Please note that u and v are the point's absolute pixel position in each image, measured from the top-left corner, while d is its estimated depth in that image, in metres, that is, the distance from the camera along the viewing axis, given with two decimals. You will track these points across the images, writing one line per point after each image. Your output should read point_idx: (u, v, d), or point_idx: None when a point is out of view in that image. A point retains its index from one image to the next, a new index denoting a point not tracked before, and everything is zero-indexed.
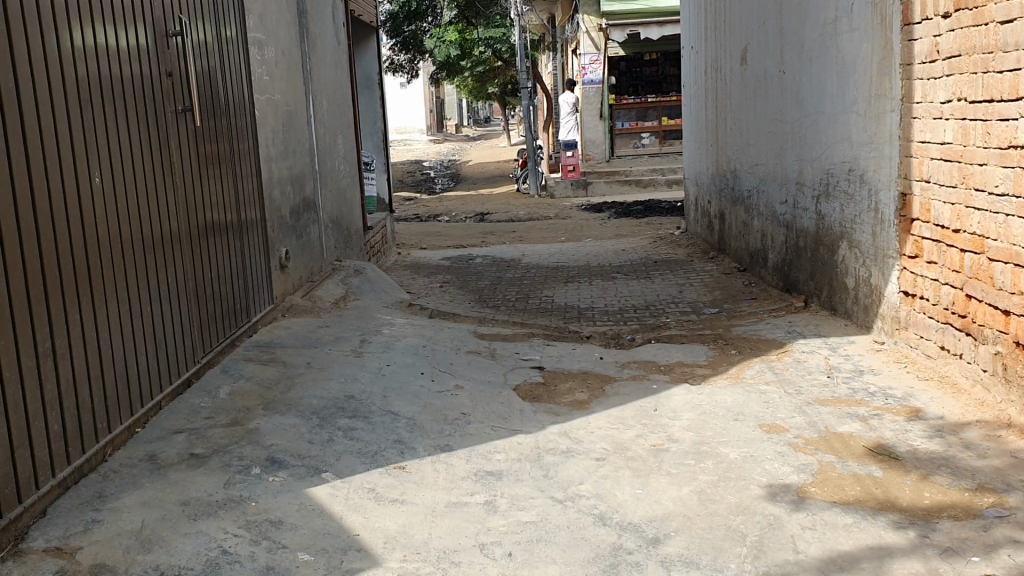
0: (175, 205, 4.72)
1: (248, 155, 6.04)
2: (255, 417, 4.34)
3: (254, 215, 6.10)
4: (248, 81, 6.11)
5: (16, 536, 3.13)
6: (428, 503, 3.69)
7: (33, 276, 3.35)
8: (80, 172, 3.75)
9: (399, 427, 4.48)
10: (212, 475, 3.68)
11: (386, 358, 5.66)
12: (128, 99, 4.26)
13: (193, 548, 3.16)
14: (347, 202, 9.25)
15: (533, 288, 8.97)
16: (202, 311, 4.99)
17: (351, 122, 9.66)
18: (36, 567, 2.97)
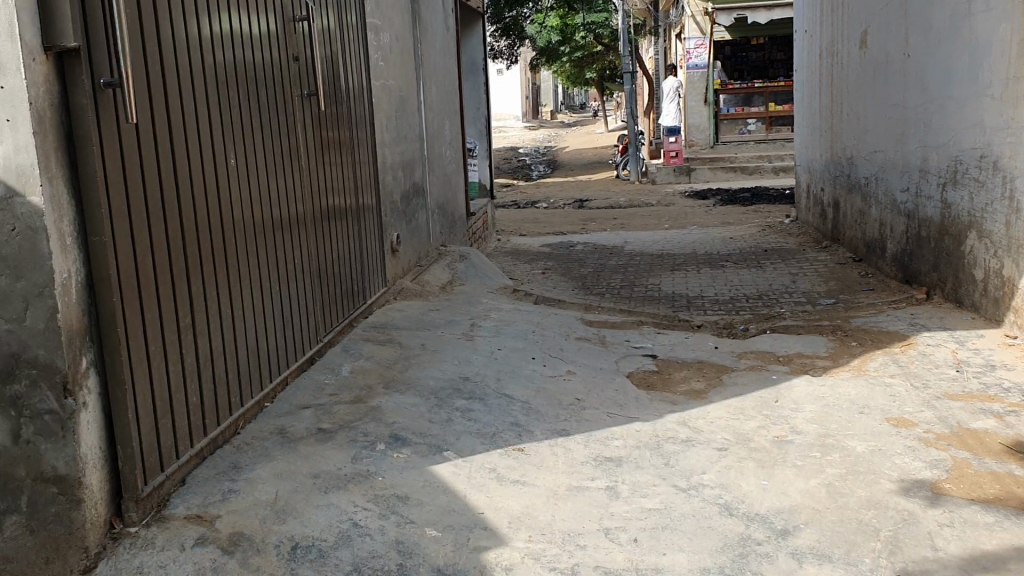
0: (299, 187, 4.81)
1: (366, 139, 6.13)
2: (376, 395, 4.42)
3: (371, 198, 6.21)
4: (366, 66, 6.19)
5: (159, 502, 3.23)
6: (550, 485, 3.69)
7: (176, 255, 3.42)
8: (217, 153, 3.82)
9: (515, 410, 4.49)
10: (340, 449, 3.76)
11: (497, 342, 5.69)
12: (260, 84, 4.34)
13: (326, 520, 3.23)
14: (453, 187, 9.33)
15: (638, 276, 8.89)
16: (323, 291, 5.10)
17: (457, 108, 9.72)
18: (179, 533, 3.06)
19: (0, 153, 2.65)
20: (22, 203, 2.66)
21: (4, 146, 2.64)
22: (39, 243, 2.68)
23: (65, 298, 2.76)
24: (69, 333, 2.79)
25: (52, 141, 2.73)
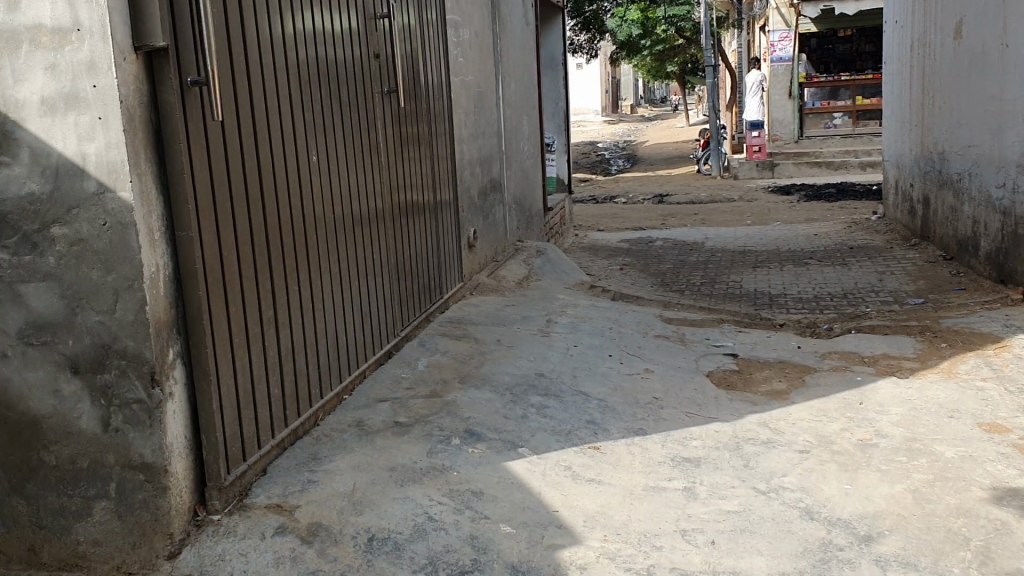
0: (379, 183, 4.86)
1: (444, 135, 6.17)
2: (452, 390, 4.45)
3: (449, 194, 6.25)
4: (446, 62, 6.22)
5: (241, 491, 3.29)
6: (626, 484, 3.65)
7: (259, 249, 3.48)
8: (299, 149, 3.88)
9: (591, 407, 4.47)
10: (416, 443, 3.79)
11: (574, 338, 5.67)
12: (341, 81, 4.40)
13: (402, 513, 3.26)
14: (530, 182, 9.34)
15: (719, 273, 8.75)
16: (400, 286, 5.15)
17: (536, 103, 9.70)
18: (259, 522, 3.12)
19: (92, 151, 2.73)
20: (113, 199, 2.75)
21: (96, 143, 2.72)
22: (129, 237, 2.76)
23: (153, 291, 2.84)
24: (156, 324, 2.86)
25: (141, 137, 2.81)
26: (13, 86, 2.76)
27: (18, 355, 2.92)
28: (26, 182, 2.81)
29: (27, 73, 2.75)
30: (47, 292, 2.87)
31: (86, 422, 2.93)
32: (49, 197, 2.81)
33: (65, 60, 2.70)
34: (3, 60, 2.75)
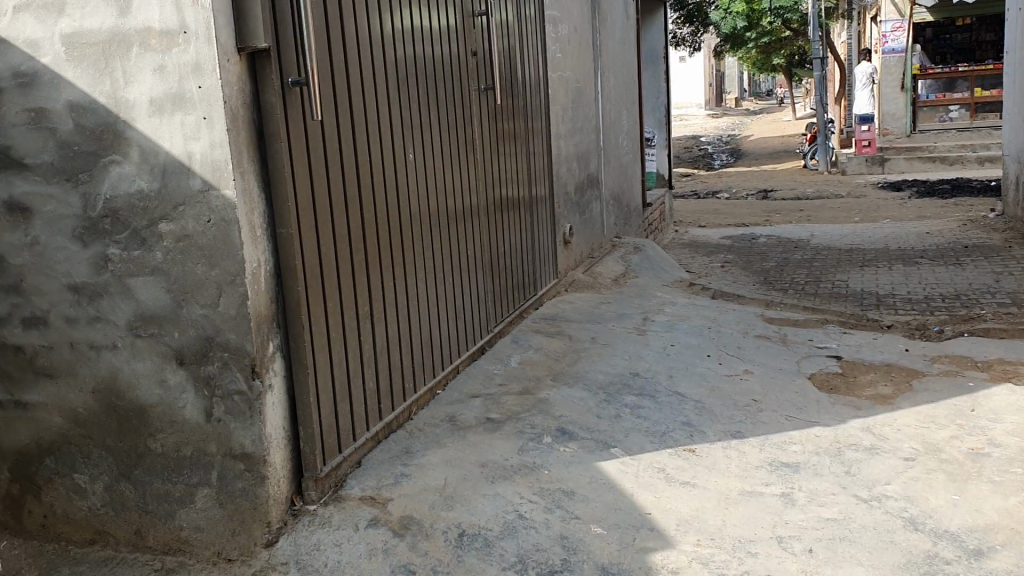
0: (475, 179, 4.89)
1: (541, 131, 6.17)
2: (545, 387, 4.44)
3: (544, 190, 6.24)
4: (543, 58, 6.21)
5: (337, 482, 3.36)
6: (721, 488, 3.58)
7: (356, 246, 3.54)
8: (396, 147, 3.93)
9: (686, 409, 4.39)
10: (508, 440, 3.80)
11: (670, 337, 5.58)
12: (438, 78, 4.43)
13: (492, 509, 3.27)
14: (628, 178, 9.25)
15: (824, 272, 8.50)
16: (495, 282, 5.17)
17: (636, 98, 9.61)
18: (353, 514, 3.18)
19: (197, 150, 2.81)
20: (217, 196, 2.83)
21: (202, 142, 2.80)
22: (231, 233, 2.84)
23: (254, 286, 2.91)
24: (258, 318, 2.94)
25: (244, 137, 2.88)
26: (124, 87, 2.85)
27: (127, 346, 3.04)
28: (135, 180, 2.92)
29: (137, 74, 2.83)
30: (154, 286, 2.97)
31: (190, 412, 3.02)
32: (157, 194, 2.90)
33: (172, 62, 2.79)
34: (115, 63, 2.85)
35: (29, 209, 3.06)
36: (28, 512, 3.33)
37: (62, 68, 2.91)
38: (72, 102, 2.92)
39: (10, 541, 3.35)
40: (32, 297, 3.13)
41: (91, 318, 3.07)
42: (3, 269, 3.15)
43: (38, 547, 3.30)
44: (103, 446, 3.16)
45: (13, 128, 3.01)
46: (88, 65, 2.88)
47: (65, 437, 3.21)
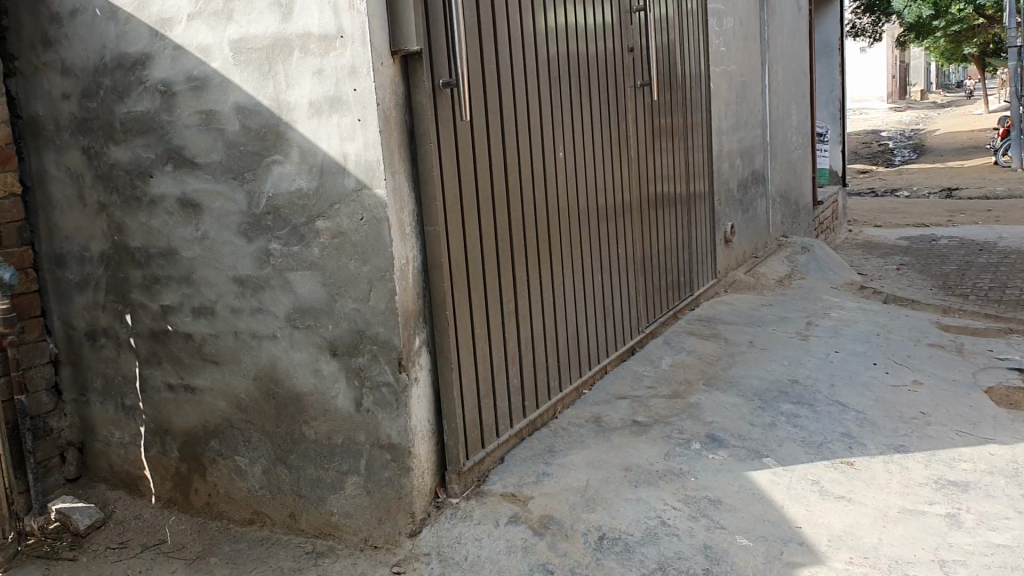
0: (628, 176, 4.83)
1: (701, 127, 6.03)
2: (696, 391, 4.35)
3: (703, 187, 6.10)
4: (705, 52, 6.07)
5: (479, 478, 3.40)
6: (880, 505, 3.38)
7: (503, 243, 3.56)
8: (546, 145, 3.93)
9: (847, 419, 4.18)
10: (654, 444, 3.74)
11: (834, 343, 5.33)
12: (593, 75, 4.40)
13: (634, 514, 3.22)
14: (797, 175, 8.91)
15: (1011, 277, 7.90)
16: (646, 281, 5.10)
17: (807, 91, 9.24)
18: (494, 510, 3.21)
19: (352, 150, 2.90)
20: (369, 195, 2.91)
21: (356, 143, 2.89)
22: (382, 231, 2.91)
23: (402, 282, 2.99)
24: (404, 314, 3.01)
25: (396, 137, 2.96)
26: (285, 90, 2.98)
27: (286, 336, 3.18)
28: (295, 179, 3.04)
29: (298, 78, 2.95)
30: (310, 280, 3.09)
31: (341, 402, 3.13)
32: (314, 193, 3.02)
33: (331, 66, 2.88)
34: (278, 66, 2.98)
35: (200, 205, 3.26)
36: (194, 490, 3.54)
37: (230, 71, 3.07)
38: (238, 104, 3.08)
39: (179, 516, 3.58)
40: (202, 288, 3.34)
41: (254, 309, 3.23)
42: (176, 261, 3.37)
43: (203, 523, 3.51)
44: (262, 431, 3.33)
45: (187, 129, 3.21)
46: (253, 69, 3.02)
47: (228, 421, 3.40)
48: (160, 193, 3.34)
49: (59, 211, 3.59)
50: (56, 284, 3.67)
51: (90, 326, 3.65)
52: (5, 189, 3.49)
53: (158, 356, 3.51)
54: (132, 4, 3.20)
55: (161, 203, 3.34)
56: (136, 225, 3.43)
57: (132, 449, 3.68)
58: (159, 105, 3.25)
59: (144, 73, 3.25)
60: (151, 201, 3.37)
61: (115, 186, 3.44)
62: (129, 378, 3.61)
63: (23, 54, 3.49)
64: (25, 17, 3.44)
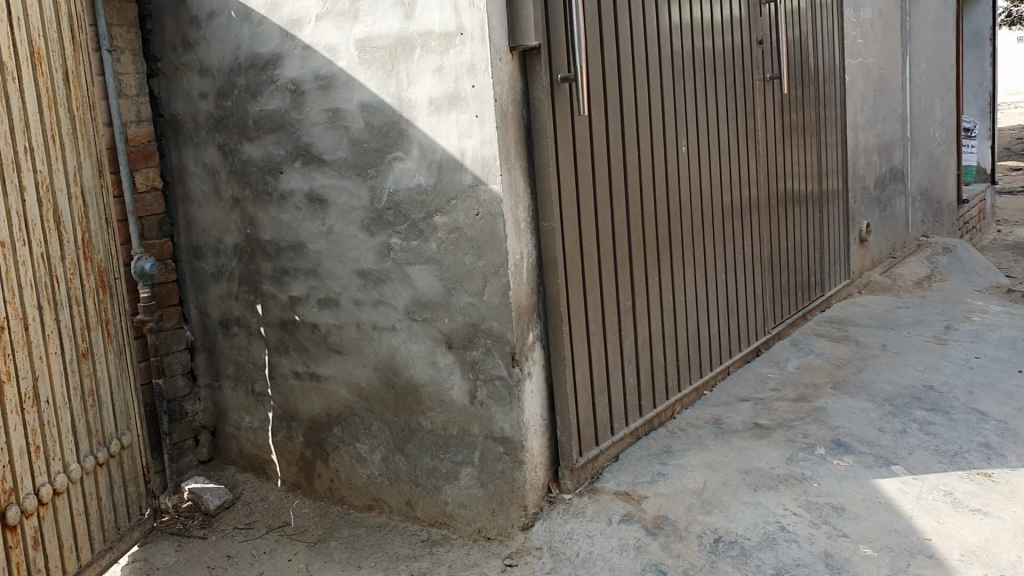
0: (755, 173, 4.70)
1: (835, 122, 5.82)
2: (822, 395, 4.21)
3: (836, 184, 5.89)
4: (840, 44, 5.85)
5: (593, 475, 3.39)
6: (1019, 520, 3.18)
7: (620, 240, 3.52)
8: (668, 140, 3.86)
9: (986, 428, 3.95)
10: (775, 448, 3.63)
11: (976, 349, 5.05)
12: (719, 70, 4.30)
13: (752, 518, 3.13)
14: (941, 172, 8.48)
15: None
16: (773, 281, 4.96)
17: (953, 84, 8.79)
18: (607, 507, 3.18)
19: (469, 147, 2.93)
20: (485, 191, 2.94)
21: (473, 140, 2.92)
22: (498, 226, 2.94)
23: (517, 277, 3.00)
24: (518, 310, 3.02)
25: (512, 133, 2.97)
26: (407, 88, 3.05)
27: (405, 328, 3.26)
28: (415, 175, 3.10)
29: (420, 76, 3.01)
30: (428, 274, 3.15)
31: (457, 393, 3.18)
32: (433, 188, 3.07)
33: (451, 64, 2.93)
34: (401, 65, 3.05)
35: (326, 200, 3.37)
36: (318, 475, 3.67)
37: (355, 71, 3.16)
38: (363, 102, 3.17)
39: (303, 499, 3.71)
40: (327, 280, 3.45)
41: (375, 301, 3.32)
42: (303, 254, 3.50)
43: (325, 507, 3.63)
44: (381, 419, 3.41)
45: (315, 127, 3.33)
46: (377, 67, 3.10)
47: (350, 408, 3.51)
48: (289, 188, 3.47)
49: (197, 205, 3.77)
50: (193, 275, 3.86)
51: (224, 315, 3.82)
52: (149, 183, 3.74)
53: (286, 345, 3.66)
54: (265, 6, 3.34)
55: (290, 198, 3.48)
56: (266, 219, 3.58)
57: (261, 434, 3.84)
58: (289, 103, 3.38)
59: (275, 73, 3.39)
60: (280, 196, 3.51)
61: (248, 182, 3.59)
62: (258, 365, 3.77)
63: (166, 56, 3.68)
64: (168, 20, 3.64)
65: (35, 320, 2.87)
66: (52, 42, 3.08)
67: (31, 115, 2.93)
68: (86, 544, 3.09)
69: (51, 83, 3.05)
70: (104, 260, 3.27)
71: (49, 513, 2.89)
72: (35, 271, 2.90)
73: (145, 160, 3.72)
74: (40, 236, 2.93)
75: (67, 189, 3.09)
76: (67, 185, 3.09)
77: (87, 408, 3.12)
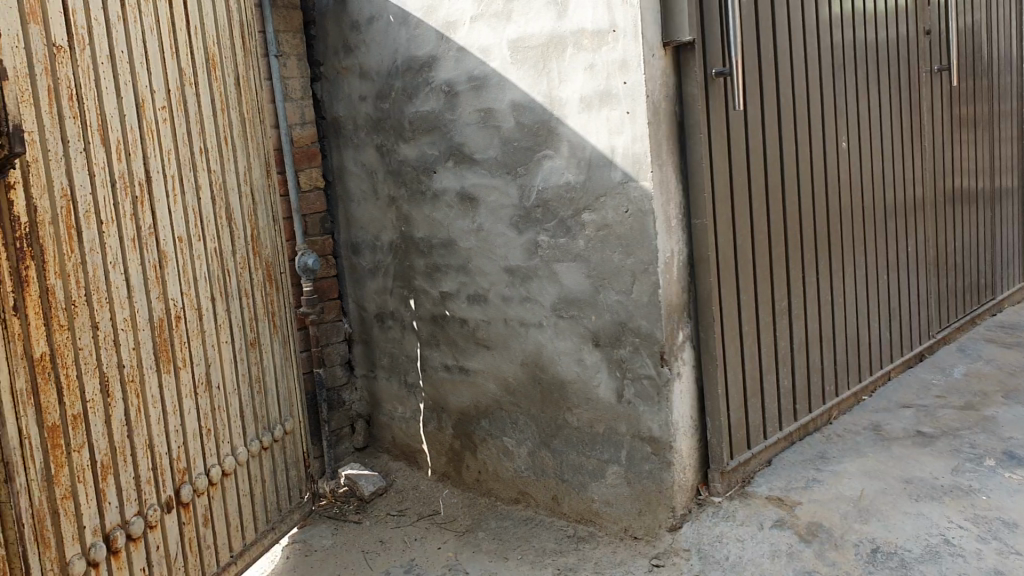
0: (920, 170, 4.48)
1: (1011, 115, 5.48)
2: (992, 404, 3.96)
3: (1011, 180, 5.54)
4: (1018, 32, 5.50)
5: (744, 479, 3.31)
6: None
7: (777, 239, 3.43)
8: (828, 135, 3.73)
9: None
10: (940, 457, 3.44)
11: None
12: (883, 63, 4.12)
13: (914, 529, 2.96)
14: None
15: None
16: (940, 283, 4.72)
17: None
18: (758, 512, 3.11)
19: (620, 144, 2.93)
20: (636, 187, 2.92)
21: (624, 136, 2.92)
22: (647, 223, 2.92)
23: (667, 276, 2.97)
24: (668, 308, 2.98)
25: (664, 129, 2.94)
26: (558, 86, 3.07)
27: (552, 325, 3.29)
28: (565, 172, 3.12)
29: (571, 74, 3.03)
30: (576, 271, 3.16)
31: (604, 391, 3.18)
32: (582, 186, 3.08)
33: (603, 61, 2.93)
34: (552, 63, 3.08)
35: (477, 198, 3.44)
36: (466, 466, 3.75)
37: (507, 70, 3.21)
38: (514, 101, 3.22)
39: (452, 489, 3.80)
40: (477, 277, 3.52)
41: (523, 298, 3.36)
42: (454, 251, 3.58)
43: (473, 499, 3.71)
44: (529, 415, 3.45)
45: (468, 127, 3.40)
46: (529, 67, 3.14)
47: (498, 403, 3.56)
48: (442, 187, 3.56)
49: (355, 203, 3.92)
50: (352, 270, 4.02)
51: (379, 309, 3.96)
52: (312, 182, 3.91)
53: (437, 339, 3.75)
54: (422, 10, 3.45)
55: (443, 196, 3.56)
56: (420, 217, 3.68)
57: (412, 424, 3.96)
58: (442, 104, 3.47)
59: (431, 75, 3.48)
60: (433, 194, 3.60)
61: (403, 181, 3.71)
62: (411, 358, 3.89)
63: (329, 61, 3.85)
64: (331, 27, 3.81)
65: (207, 309, 3.06)
66: (225, 48, 3.28)
67: (206, 118, 3.13)
68: (251, 524, 3.27)
69: (224, 87, 3.24)
70: (270, 255, 3.45)
71: (218, 493, 3.07)
72: (209, 264, 3.09)
73: (309, 161, 3.89)
74: (214, 231, 3.12)
75: (238, 187, 3.28)
76: (238, 184, 3.28)
77: (253, 393, 3.31)
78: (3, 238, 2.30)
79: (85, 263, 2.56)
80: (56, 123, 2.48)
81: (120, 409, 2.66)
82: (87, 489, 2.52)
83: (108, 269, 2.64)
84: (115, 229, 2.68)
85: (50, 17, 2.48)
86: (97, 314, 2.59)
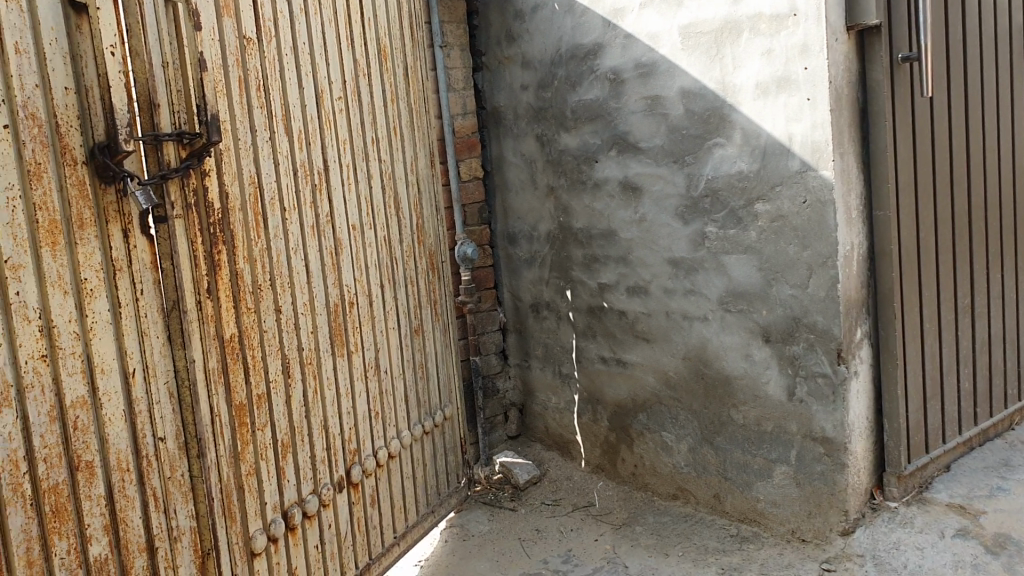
0: None
1: None
2: None
3: None
4: None
5: (922, 484, 3.15)
6: None
7: (961, 231, 3.23)
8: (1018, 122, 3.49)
9: None
10: None
11: None
12: None
13: None
14: None
15: None
16: None
17: None
18: (939, 520, 2.96)
19: (799, 131, 2.83)
20: (815, 177, 2.81)
21: (803, 124, 2.81)
22: (827, 214, 2.80)
23: (846, 270, 2.85)
24: (847, 303, 2.86)
25: (847, 116, 2.82)
26: (732, 72, 2.99)
27: (718, 319, 3.21)
28: (737, 161, 3.03)
29: (746, 60, 2.94)
30: (747, 264, 3.07)
31: (773, 388, 3.08)
32: (755, 174, 2.99)
33: (783, 45, 2.83)
34: (727, 49, 3.00)
35: (641, 188, 3.38)
36: (622, 459, 3.71)
37: (678, 57, 3.15)
38: (684, 89, 3.15)
39: (607, 482, 3.77)
40: (638, 268, 3.47)
41: (687, 291, 3.30)
42: (615, 241, 3.54)
43: (628, 492, 3.66)
44: (690, 410, 3.38)
45: (633, 115, 3.35)
46: (701, 52, 3.07)
47: (657, 396, 3.51)
48: (604, 176, 3.52)
49: (514, 193, 3.92)
50: (508, 259, 4.03)
51: (535, 299, 3.95)
52: (471, 173, 3.92)
53: (594, 330, 3.72)
54: None
55: (604, 186, 3.52)
56: (580, 208, 3.65)
57: (566, 414, 3.94)
58: (607, 93, 3.43)
59: (595, 63, 3.45)
60: (594, 184, 3.57)
61: (563, 171, 3.69)
62: (567, 348, 3.87)
63: (491, 50, 3.87)
64: (494, 17, 3.83)
65: (377, 295, 3.12)
66: (395, 40, 3.33)
67: (378, 108, 3.19)
68: (413, 506, 3.32)
69: (394, 78, 3.30)
70: (433, 243, 3.50)
71: (384, 475, 3.14)
72: (379, 251, 3.16)
73: (469, 151, 3.89)
74: (384, 219, 3.19)
75: (405, 176, 3.33)
76: (405, 173, 3.34)
77: (417, 379, 3.36)
78: (200, 223, 2.39)
79: (271, 248, 2.64)
80: (245, 112, 2.57)
81: (299, 390, 2.74)
82: (269, 466, 2.61)
83: (290, 255, 2.72)
84: (296, 216, 2.75)
85: (242, 11, 2.56)
86: (279, 298, 2.67)
